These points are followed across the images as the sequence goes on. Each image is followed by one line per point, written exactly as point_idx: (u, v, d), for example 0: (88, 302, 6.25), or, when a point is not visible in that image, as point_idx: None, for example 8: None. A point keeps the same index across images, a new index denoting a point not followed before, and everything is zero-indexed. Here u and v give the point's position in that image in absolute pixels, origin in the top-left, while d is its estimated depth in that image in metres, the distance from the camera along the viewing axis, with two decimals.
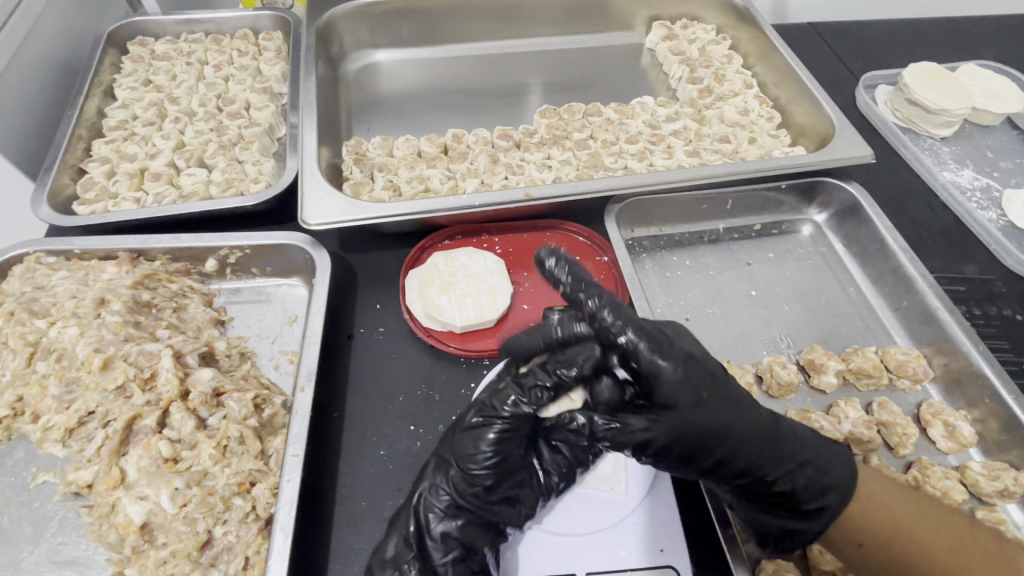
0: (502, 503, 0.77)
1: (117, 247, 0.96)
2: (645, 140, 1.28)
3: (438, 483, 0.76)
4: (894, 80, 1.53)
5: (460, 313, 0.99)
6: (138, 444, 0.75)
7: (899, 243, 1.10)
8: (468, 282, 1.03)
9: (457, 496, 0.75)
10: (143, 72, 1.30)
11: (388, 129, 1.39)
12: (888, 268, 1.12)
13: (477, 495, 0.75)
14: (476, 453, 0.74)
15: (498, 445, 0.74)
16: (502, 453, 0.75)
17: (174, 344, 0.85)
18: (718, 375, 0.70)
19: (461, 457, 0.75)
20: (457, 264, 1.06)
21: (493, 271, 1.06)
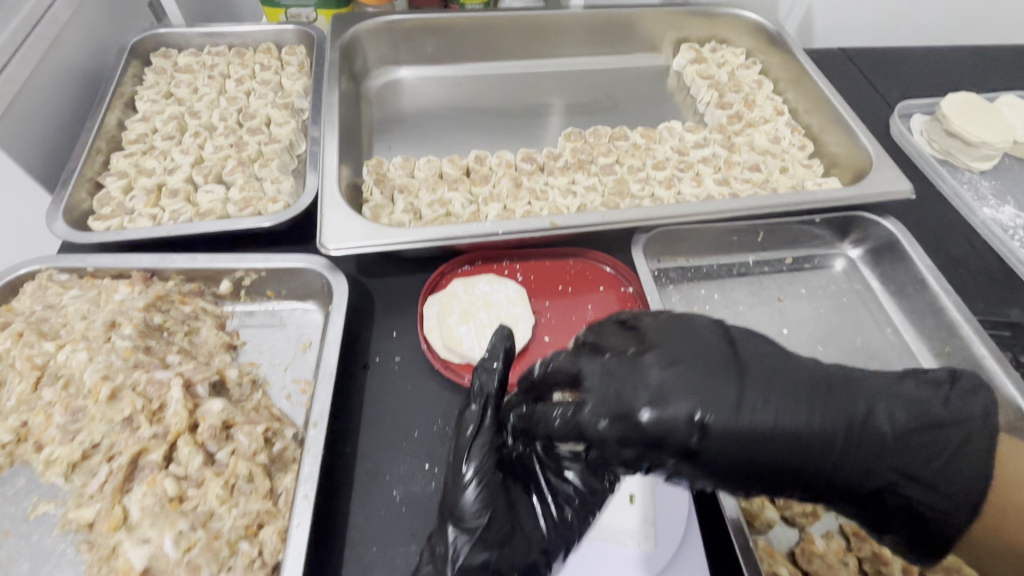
0: (513, 550, 0.73)
1: (131, 266, 0.93)
2: (673, 167, 1.24)
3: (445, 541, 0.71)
4: (930, 109, 1.48)
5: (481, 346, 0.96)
6: (142, 481, 0.71)
7: (941, 284, 1.04)
8: (489, 313, 1.00)
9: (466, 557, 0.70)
10: (165, 84, 1.29)
11: (409, 147, 1.37)
12: (928, 310, 1.07)
13: (485, 546, 0.71)
14: (465, 504, 0.72)
15: (482, 491, 0.73)
16: (492, 501, 0.73)
17: (184, 372, 0.82)
18: (736, 372, 0.64)
19: (452, 507, 0.73)
20: (477, 292, 1.02)
21: (514, 301, 1.02)
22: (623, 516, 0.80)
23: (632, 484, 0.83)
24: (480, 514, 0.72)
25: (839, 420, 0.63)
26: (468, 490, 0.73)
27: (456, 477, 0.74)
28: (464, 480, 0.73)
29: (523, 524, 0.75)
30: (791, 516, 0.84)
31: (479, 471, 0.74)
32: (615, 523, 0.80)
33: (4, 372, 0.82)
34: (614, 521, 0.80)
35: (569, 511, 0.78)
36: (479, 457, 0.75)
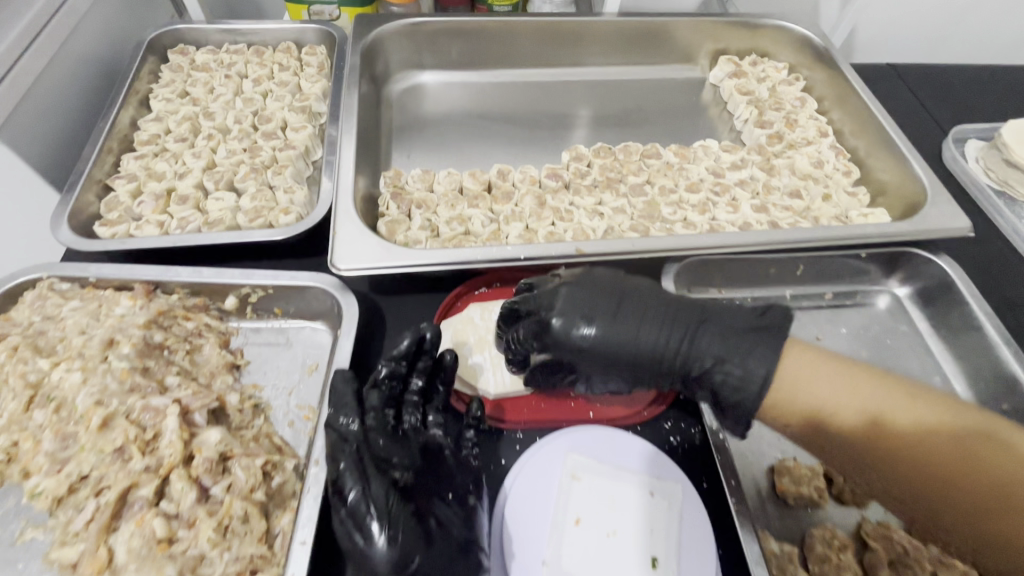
0: (438, 548, 0.69)
1: (135, 278, 0.89)
2: (708, 189, 1.16)
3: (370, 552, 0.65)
4: (987, 134, 1.38)
5: (487, 378, 0.89)
6: (131, 519, 0.66)
7: (999, 332, 0.96)
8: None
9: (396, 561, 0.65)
10: (180, 83, 1.25)
11: (430, 156, 1.30)
12: (982, 352, 0.98)
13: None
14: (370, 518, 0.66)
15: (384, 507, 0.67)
16: (392, 517, 0.67)
17: (182, 399, 0.77)
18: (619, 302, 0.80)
19: (371, 561, 0.65)
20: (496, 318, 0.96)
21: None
22: None
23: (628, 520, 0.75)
24: (395, 557, 0.65)
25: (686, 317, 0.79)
26: (378, 545, 0.65)
27: (358, 537, 0.66)
28: (370, 536, 0.66)
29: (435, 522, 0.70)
30: None
31: (381, 521, 0.66)
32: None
33: None
34: None
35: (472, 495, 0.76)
36: (368, 513, 0.67)
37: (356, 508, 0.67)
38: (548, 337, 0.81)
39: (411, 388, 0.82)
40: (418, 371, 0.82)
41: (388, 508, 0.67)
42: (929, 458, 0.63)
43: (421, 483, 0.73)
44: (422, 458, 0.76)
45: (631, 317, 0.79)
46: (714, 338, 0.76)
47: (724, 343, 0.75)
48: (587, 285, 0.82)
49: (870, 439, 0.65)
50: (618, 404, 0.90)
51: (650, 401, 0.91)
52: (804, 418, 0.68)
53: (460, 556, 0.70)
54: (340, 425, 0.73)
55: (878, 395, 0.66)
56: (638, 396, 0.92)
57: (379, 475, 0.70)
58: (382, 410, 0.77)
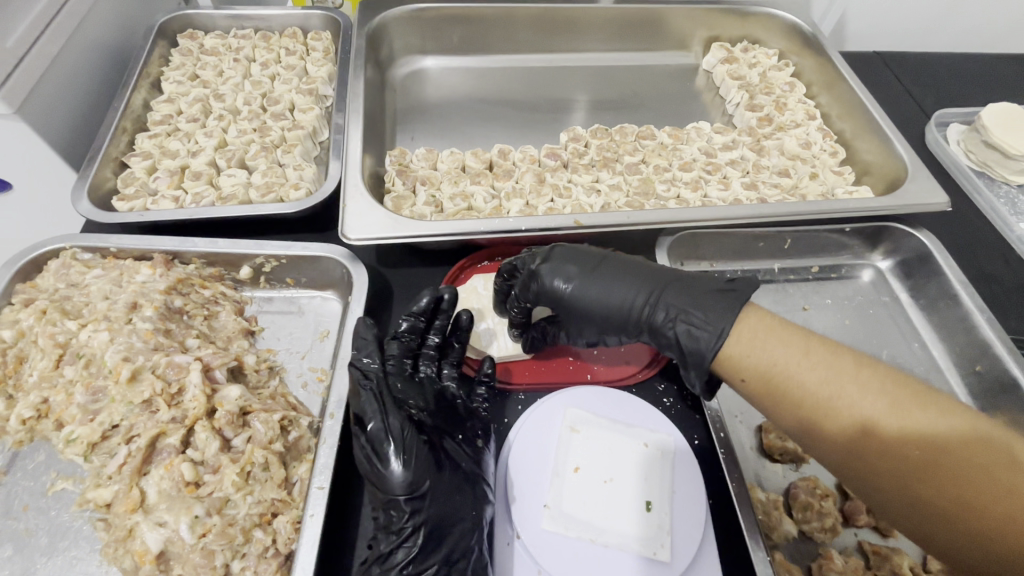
0: (448, 478, 0.75)
1: (154, 248, 0.93)
2: (700, 168, 1.21)
3: (385, 473, 0.72)
4: (968, 118, 1.43)
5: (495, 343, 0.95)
6: (160, 464, 0.71)
7: (973, 300, 1.01)
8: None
9: (408, 484, 0.71)
10: (191, 66, 1.28)
11: (432, 138, 1.35)
12: (957, 320, 1.04)
13: (425, 507, 0.72)
14: (386, 443, 0.73)
15: (399, 436, 0.74)
16: (405, 445, 0.73)
17: (203, 357, 0.82)
18: (593, 264, 0.83)
19: (387, 482, 0.71)
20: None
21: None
22: (639, 523, 0.76)
23: (621, 465, 0.80)
24: (409, 478, 0.72)
25: (655, 278, 0.81)
26: (393, 467, 0.72)
27: (375, 460, 0.73)
28: (386, 459, 0.72)
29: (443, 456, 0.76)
30: (808, 531, 0.82)
31: (397, 446, 0.73)
32: (607, 522, 0.76)
33: (27, 349, 0.83)
34: (626, 528, 0.75)
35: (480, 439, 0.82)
36: (384, 438, 0.74)
37: (374, 433, 0.74)
38: (534, 292, 0.85)
39: (428, 343, 0.88)
40: (436, 328, 0.89)
41: (403, 436, 0.74)
42: (900, 433, 0.61)
43: (435, 423, 0.80)
44: (436, 403, 0.83)
45: (617, 272, 0.82)
46: (678, 299, 0.77)
47: (688, 300, 0.76)
48: (577, 245, 0.85)
49: (827, 407, 0.63)
50: (613, 367, 0.95)
51: (644, 365, 0.95)
52: (762, 379, 0.67)
53: (469, 488, 0.76)
54: (363, 364, 0.82)
55: (843, 365, 0.65)
56: (633, 360, 0.96)
57: (393, 408, 0.77)
58: (401, 358, 0.85)
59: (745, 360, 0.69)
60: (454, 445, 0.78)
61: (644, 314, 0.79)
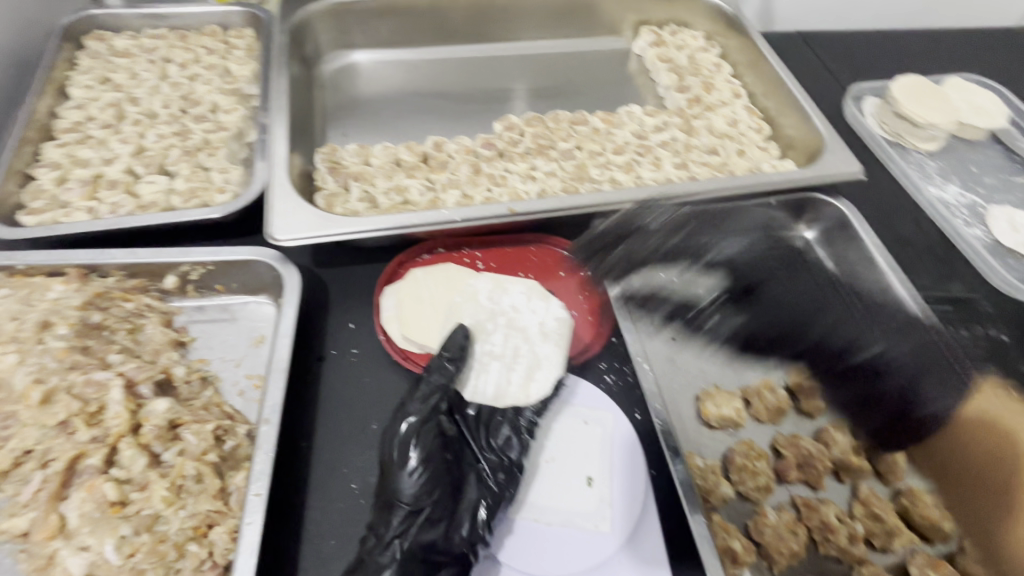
0: (447, 502, 0.75)
1: (67, 262, 0.88)
2: (632, 151, 1.24)
3: (399, 479, 0.75)
4: (881, 91, 1.52)
5: (472, 380, 0.90)
6: (81, 487, 0.68)
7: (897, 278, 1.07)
8: (506, 338, 0.94)
9: (413, 498, 0.74)
10: (101, 69, 1.21)
11: (366, 134, 1.32)
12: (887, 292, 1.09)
13: (423, 523, 0.73)
14: (405, 455, 0.76)
15: (421, 451, 0.77)
16: (426, 460, 0.76)
17: (125, 372, 0.79)
18: None
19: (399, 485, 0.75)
20: (502, 304, 0.98)
21: (547, 335, 0.95)
22: (580, 499, 0.80)
23: (568, 449, 0.85)
24: (420, 488, 0.74)
25: None
26: (409, 470, 0.75)
27: (395, 458, 0.77)
28: (405, 459, 0.76)
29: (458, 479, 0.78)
30: (744, 491, 0.86)
31: (420, 452, 0.77)
32: (550, 501, 0.80)
33: None
34: (568, 505, 0.79)
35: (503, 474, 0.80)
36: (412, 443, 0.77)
37: (405, 435, 0.78)
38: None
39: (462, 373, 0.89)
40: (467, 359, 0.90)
41: (425, 448, 0.77)
42: None
43: (466, 445, 0.82)
44: (470, 427, 0.84)
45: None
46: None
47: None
48: None
49: None
50: None
51: (585, 345, 0.96)
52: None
53: (464, 518, 0.75)
54: (427, 376, 0.85)
55: None
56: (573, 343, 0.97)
57: (426, 421, 0.80)
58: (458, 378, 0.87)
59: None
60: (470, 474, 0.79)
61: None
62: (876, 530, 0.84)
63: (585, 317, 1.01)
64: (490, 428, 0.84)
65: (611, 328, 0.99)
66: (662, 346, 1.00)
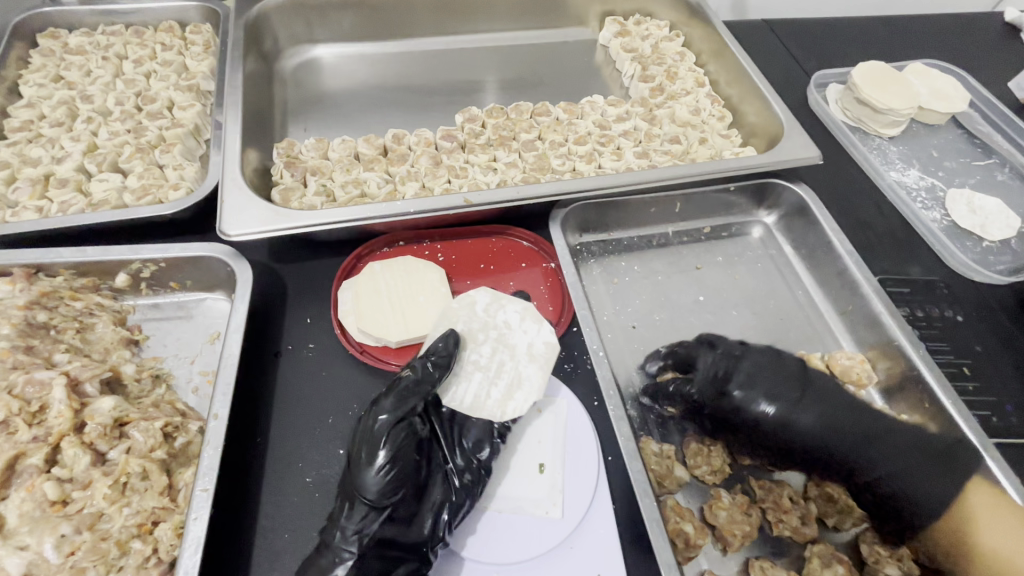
0: (410, 504, 0.73)
1: (12, 262, 0.87)
2: (594, 141, 1.24)
3: (365, 483, 0.71)
4: (844, 78, 1.53)
5: (454, 386, 0.84)
6: (20, 487, 0.67)
7: (933, 371, 0.93)
8: (494, 351, 0.87)
9: (377, 501, 0.71)
10: (53, 67, 1.19)
11: (328, 129, 1.31)
12: (918, 407, 0.94)
13: (383, 524, 0.71)
14: (376, 457, 0.72)
15: (394, 455, 0.73)
16: (395, 463, 0.72)
17: (71, 371, 0.78)
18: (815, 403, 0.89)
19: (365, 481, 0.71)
20: (498, 316, 0.91)
21: (535, 357, 0.86)
22: (533, 486, 0.80)
23: (524, 439, 0.85)
24: (389, 485, 0.71)
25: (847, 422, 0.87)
26: (377, 468, 0.71)
27: (364, 453, 0.72)
28: (375, 456, 0.72)
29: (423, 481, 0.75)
30: (699, 475, 0.87)
31: (392, 451, 0.73)
32: (502, 489, 0.80)
33: None
34: (521, 493, 0.80)
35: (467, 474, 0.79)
36: (384, 439, 0.73)
37: (378, 435, 0.73)
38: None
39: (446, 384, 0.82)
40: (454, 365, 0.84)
41: (398, 446, 0.73)
42: None
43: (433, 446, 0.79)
44: (442, 424, 0.82)
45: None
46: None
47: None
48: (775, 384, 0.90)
49: None
50: None
51: None
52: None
53: (426, 518, 0.73)
54: (408, 375, 0.79)
55: None
56: None
57: (402, 423, 0.75)
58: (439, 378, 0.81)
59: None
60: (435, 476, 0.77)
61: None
62: (830, 511, 0.85)
63: (544, 306, 1.01)
64: (461, 427, 0.83)
65: (570, 317, 0.99)
66: (621, 336, 1.03)
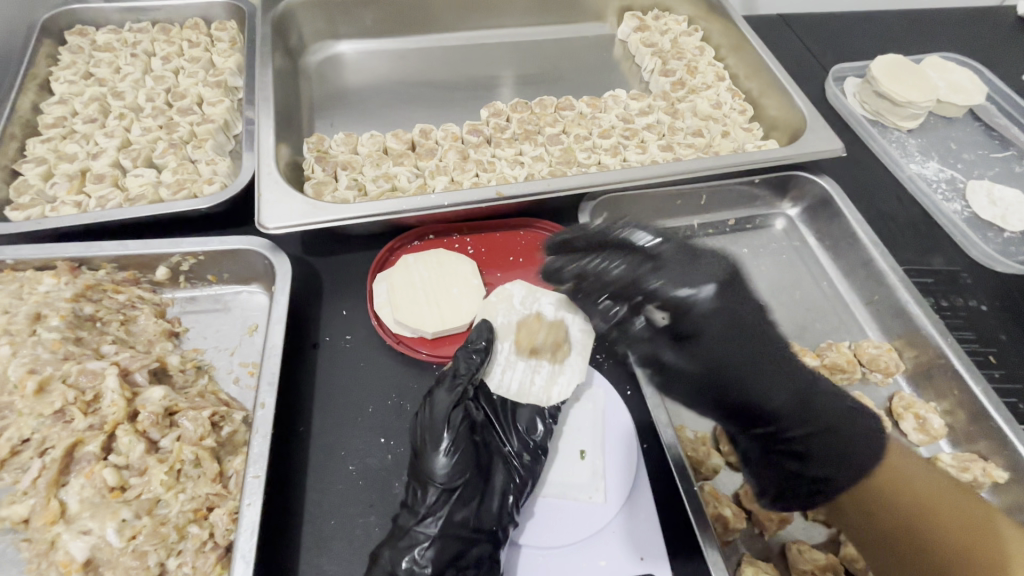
0: (474, 486, 0.76)
1: (56, 256, 0.88)
2: (618, 135, 1.25)
3: (432, 468, 0.74)
4: (862, 72, 1.54)
5: (499, 374, 0.89)
6: (80, 473, 0.69)
7: (962, 357, 0.95)
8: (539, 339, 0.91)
9: (445, 484, 0.74)
10: (83, 64, 1.20)
11: (354, 124, 1.33)
12: (947, 393, 0.97)
13: (453, 506, 0.74)
14: (438, 442, 0.75)
15: (455, 439, 0.76)
16: (457, 446, 0.76)
17: (120, 362, 0.80)
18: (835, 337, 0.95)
19: (432, 464, 0.74)
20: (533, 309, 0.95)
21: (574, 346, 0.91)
22: (574, 472, 0.83)
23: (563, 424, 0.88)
24: (454, 468, 0.75)
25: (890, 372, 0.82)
26: (442, 453, 0.75)
27: (426, 439, 0.76)
28: (439, 443, 0.75)
29: (483, 463, 0.78)
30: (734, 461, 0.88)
31: (453, 436, 0.76)
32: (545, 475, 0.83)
33: None
34: (562, 478, 0.83)
35: (525, 455, 0.82)
36: (445, 425, 0.77)
37: (439, 421, 0.77)
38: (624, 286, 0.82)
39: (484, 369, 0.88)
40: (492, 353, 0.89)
41: (458, 432, 0.77)
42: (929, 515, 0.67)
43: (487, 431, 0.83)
44: (495, 411, 0.86)
45: (812, 381, 0.76)
46: (829, 445, 0.72)
47: (839, 462, 0.71)
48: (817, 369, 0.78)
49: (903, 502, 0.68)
50: None
51: None
52: (885, 494, 0.69)
53: (492, 500, 0.76)
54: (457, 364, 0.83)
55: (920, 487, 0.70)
56: None
57: (459, 409, 0.79)
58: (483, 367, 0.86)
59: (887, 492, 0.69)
60: (494, 458, 0.80)
61: (767, 410, 0.75)
62: None
63: None
64: (513, 413, 0.86)
65: None
66: None
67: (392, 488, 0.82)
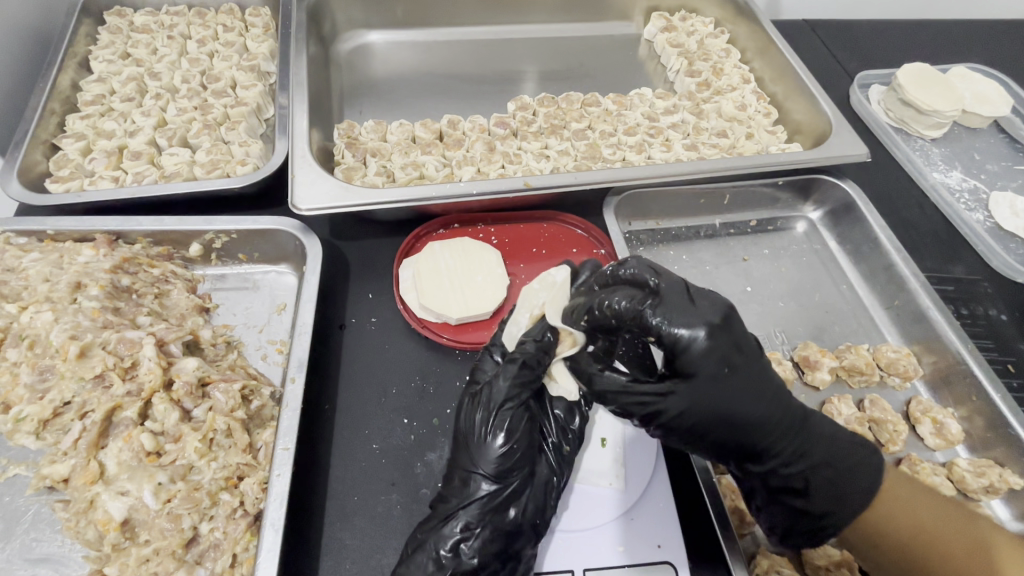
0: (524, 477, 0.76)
1: (94, 228, 0.90)
2: (643, 132, 1.27)
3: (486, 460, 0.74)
4: (887, 79, 1.54)
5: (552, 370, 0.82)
6: (118, 437, 0.71)
7: (981, 365, 0.96)
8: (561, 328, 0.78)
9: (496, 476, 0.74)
10: (121, 44, 1.23)
11: (381, 113, 1.35)
12: (965, 400, 0.97)
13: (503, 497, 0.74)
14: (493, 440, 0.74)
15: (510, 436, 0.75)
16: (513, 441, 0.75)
17: (156, 333, 0.82)
18: (742, 362, 0.69)
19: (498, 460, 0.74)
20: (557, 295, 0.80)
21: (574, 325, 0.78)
22: (596, 459, 0.85)
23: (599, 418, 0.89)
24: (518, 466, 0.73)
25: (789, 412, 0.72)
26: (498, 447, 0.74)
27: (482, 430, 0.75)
28: (496, 436, 0.74)
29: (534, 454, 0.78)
30: None
31: (509, 430, 0.75)
32: None
33: None
34: (584, 464, 0.84)
35: (567, 442, 0.82)
36: (506, 420, 0.75)
37: (497, 415, 0.75)
38: (631, 321, 0.69)
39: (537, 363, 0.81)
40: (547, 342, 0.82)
41: (517, 428, 0.76)
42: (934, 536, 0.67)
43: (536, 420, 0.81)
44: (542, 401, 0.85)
45: (801, 411, 0.74)
46: (829, 481, 0.72)
47: (838, 494, 0.71)
48: (751, 375, 0.70)
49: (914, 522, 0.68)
50: None
51: None
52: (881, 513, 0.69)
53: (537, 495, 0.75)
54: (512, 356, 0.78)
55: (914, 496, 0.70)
56: None
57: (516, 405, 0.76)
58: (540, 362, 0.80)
59: (888, 530, 0.68)
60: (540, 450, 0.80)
61: (762, 450, 0.72)
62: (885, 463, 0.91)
63: None
64: (551, 400, 0.85)
65: None
66: None
67: (414, 468, 0.83)
